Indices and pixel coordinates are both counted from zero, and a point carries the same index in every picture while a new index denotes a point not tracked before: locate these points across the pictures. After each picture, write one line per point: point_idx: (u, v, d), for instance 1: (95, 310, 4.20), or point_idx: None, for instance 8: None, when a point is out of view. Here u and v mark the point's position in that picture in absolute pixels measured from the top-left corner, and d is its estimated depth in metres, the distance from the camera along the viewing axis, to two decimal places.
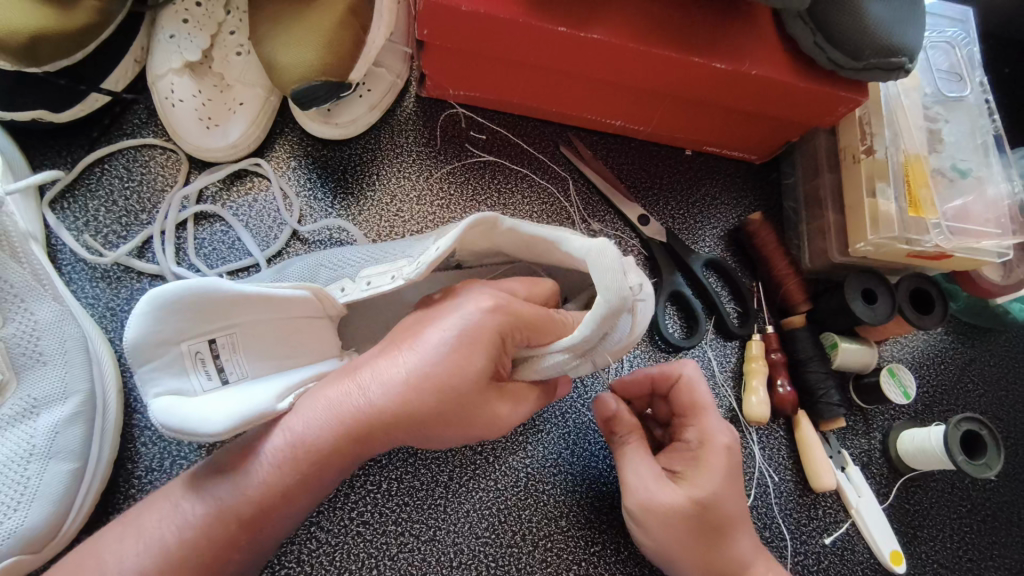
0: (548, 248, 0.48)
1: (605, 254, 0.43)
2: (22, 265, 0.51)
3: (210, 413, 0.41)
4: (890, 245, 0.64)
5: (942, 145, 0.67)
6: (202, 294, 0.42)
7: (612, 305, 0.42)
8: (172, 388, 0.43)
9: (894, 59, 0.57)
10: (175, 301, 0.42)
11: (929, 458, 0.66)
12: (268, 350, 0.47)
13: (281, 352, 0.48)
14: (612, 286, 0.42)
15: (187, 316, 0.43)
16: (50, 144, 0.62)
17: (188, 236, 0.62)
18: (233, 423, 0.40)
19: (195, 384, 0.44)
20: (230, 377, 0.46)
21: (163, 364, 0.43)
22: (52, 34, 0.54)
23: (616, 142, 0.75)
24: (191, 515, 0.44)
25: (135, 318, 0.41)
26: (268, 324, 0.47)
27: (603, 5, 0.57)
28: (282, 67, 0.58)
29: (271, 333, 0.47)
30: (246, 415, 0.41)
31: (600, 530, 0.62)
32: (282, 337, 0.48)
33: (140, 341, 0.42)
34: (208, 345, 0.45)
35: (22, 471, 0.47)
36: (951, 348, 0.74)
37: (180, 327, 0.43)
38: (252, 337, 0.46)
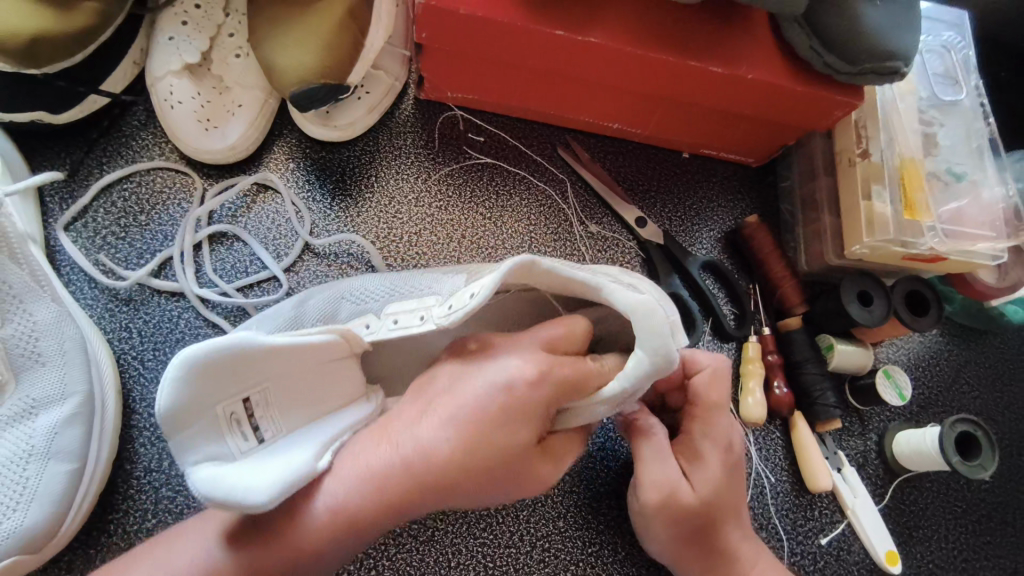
0: (587, 289, 0.45)
1: (653, 315, 0.41)
2: (21, 266, 0.51)
3: (255, 478, 0.39)
4: (886, 248, 0.65)
5: (937, 149, 0.67)
6: (230, 353, 0.40)
7: (655, 363, 0.41)
8: (208, 455, 0.41)
9: (890, 63, 0.57)
10: (209, 365, 0.39)
11: (924, 459, 0.66)
12: (301, 402, 0.45)
13: (313, 403, 0.46)
14: (659, 347, 0.41)
15: (220, 378, 0.41)
16: (49, 145, 0.62)
17: (205, 257, 0.62)
18: (282, 490, 0.39)
19: (233, 447, 0.42)
20: (266, 436, 0.43)
21: (200, 429, 0.41)
22: (52, 36, 0.54)
23: (614, 145, 0.75)
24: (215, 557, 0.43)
25: (167, 385, 0.39)
26: (298, 376, 0.45)
27: (599, 8, 0.57)
28: (280, 70, 0.58)
29: (303, 384, 0.45)
30: (290, 481, 0.40)
31: (597, 529, 0.62)
32: (314, 390, 0.46)
33: (172, 410, 0.40)
34: (242, 405, 0.43)
35: (21, 471, 0.47)
36: (946, 350, 0.75)
37: (214, 390, 0.41)
38: (283, 391, 0.44)
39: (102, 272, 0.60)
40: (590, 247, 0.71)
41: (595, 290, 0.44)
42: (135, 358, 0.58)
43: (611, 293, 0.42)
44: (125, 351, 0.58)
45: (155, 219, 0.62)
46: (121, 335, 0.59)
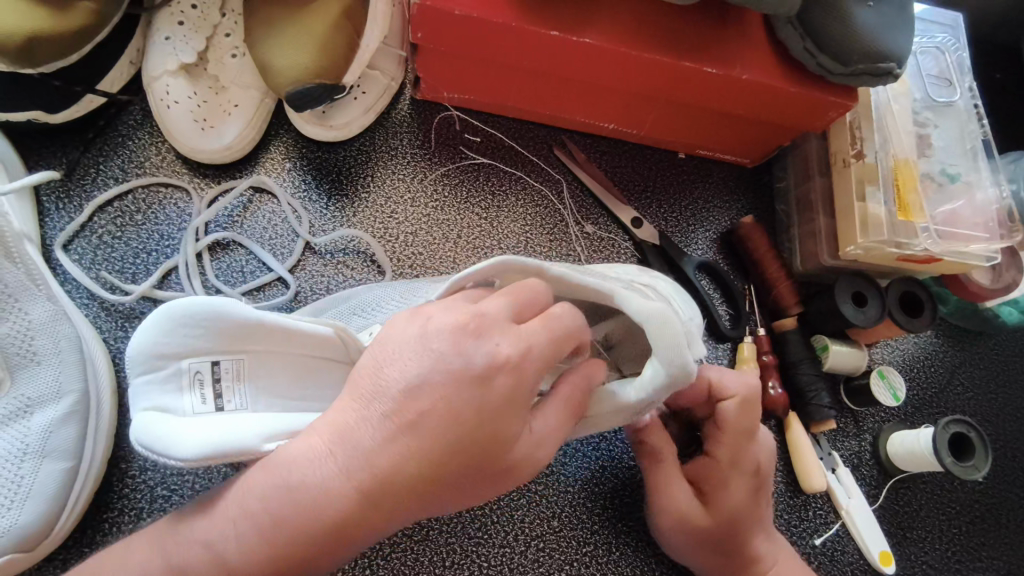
0: (599, 296, 0.46)
1: (669, 327, 0.43)
2: (16, 265, 0.51)
3: (185, 437, 0.37)
4: (879, 249, 0.65)
5: (931, 150, 0.67)
6: (210, 313, 0.40)
7: (675, 375, 0.43)
8: (161, 404, 0.40)
9: (882, 65, 0.57)
10: (187, 314, 0.40)
11: (918, 460, 0.66)
12: (276, 383, 0.45)
13: (289, 389, 0.45)
14: (674, 359, 0.43)
15: (197, 333, 0.41)
16: (45, 145, 0.62)
17: (207, 265, 0.62)
18: (205, 454, 0.36)
19: (185, 405, 0.41)
20: (226, 404, 0.42)
21: (161, 377, 0.41)
22: (49, 35, 0.54)
23: (610, 146, 0.76)
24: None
25: (147, 325, 0.40)
26: (280, 356, 0.45)
27: (594, 9, 0.57)
28: (276, 69, 0.58)
29: (282, 366, 0.45)
30: (223, 446, 0.36)
31: (592, 529, 0.62)
32: (294, 373, 0.45)
33: (145, 349, 0.40)
34: (211, 367, 0.42)
35: (16, 470, 0.47)
36: (940, 351, 0.75)
37: (191, 342, 0.41)
38: (259, 365, 0.44)
39: (102, 287, 0.60)
40: (585, 247, 0.71)
41: (609, 298, 0.45)
42: None
43: (627, 300, 0.44)
44: (121, 351, 0.58)
45: (151, 218, 0.62)
46: (118, 335, 0.59)
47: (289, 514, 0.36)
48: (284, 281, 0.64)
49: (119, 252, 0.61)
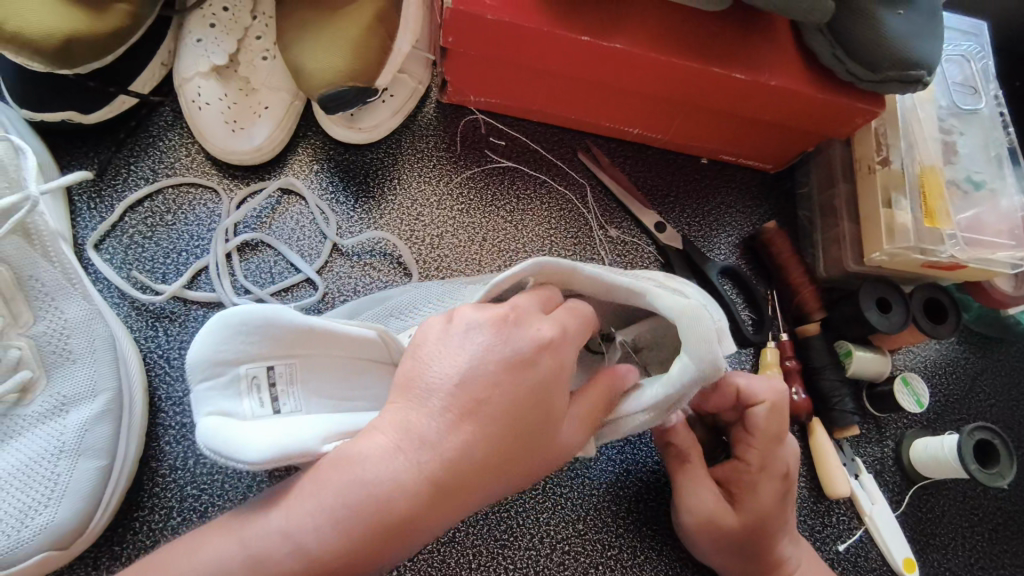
0: (628, 296, 0.47)
1: (699, 324, 0.43)
2: (53, 263, 0.52)
3: (256, 437, 0.38)
4: (904, 255, 0.65)
5: (956, 157, 0.67)
6: (264, 318, 0.41)
7: (700, 373, 0.42)
8: (221, 410, 0.41)
9: (913, 72, 0.57)
10: (243, 321, 0.41)
11: (941, 467, 0.66)
12: (328, 386, 0.46)
13: (339, 391, 0.46)
14: (703, 354, 0.42)
15: (252, 340, 0.42)
16: (77, 145, 0.62)
17: (236, 266, 0.62)
18: (269, 457, 0.37)
19: (245, 409, 0.42)
20: (282, 407, 0.43)
21: (220, 383, 0.41)
22: (86, 37, 0.55)
23: (633, 150, 0.76)
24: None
25: (203, 335, 0.41)
26: (330, 359, 0.45)
27: (624, 14, 0.57)
28: (308, 72, 0.59)
29: (332, 369, 0.46)
30: (285, 449, 0.38)
31: (617, 532, 0.62)
32: (345, 376, 0.46)
33: (201, 358, 0.41)
34: (266, 372, 0.43)
35: (53, 467, 0.48)
36: (962, 358, 0.75)
37: (246, 349, 0.42)
38: (311, 368, 0.45)
39: (133, 285, 0.60)
40: (609, 251, 0.72)
41: (638, 296, 0.46)
42: (161, 357, 0.58)
43: (657, 299, 0.45)
44: (151, 350, 0.59)
45: (181, 219, 0.63)
46: (148, 334, 0.59)
47: (367, 509, 0.37)
48: (311, 283, 0.64)
49: (150, 252, 0.61)
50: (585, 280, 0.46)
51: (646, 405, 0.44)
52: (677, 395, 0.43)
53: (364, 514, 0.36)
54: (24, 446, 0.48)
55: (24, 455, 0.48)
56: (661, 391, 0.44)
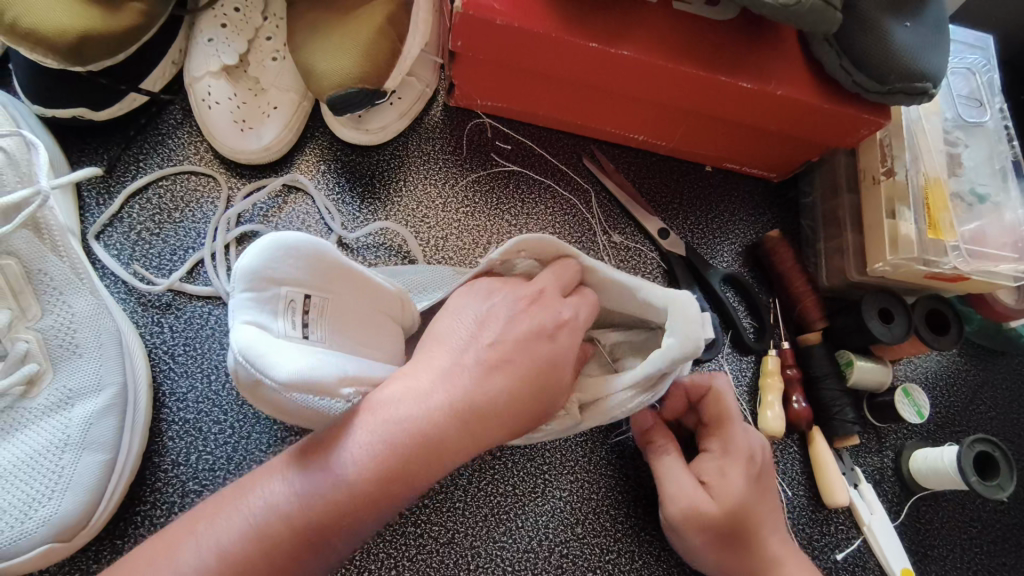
0: (622, 291, 0.52)
1: (689, 308, 0.49)
2: (62, 258, 0.52)
3: (287, 357, 0.39)
4: (907, 266, 0.65)
5: (960, 169, 0.68)
6: (317, 245, 0.43)
7: (687, 351, 0.48)
8: (258, 319, 0.41)
9: (920, 84, 0.58)
10: (299, 243, 0.42)
11: (941, 478, 0.66)
12: (350, 327, 0.46)
13: (360, 336, 0.47)
14: (690, 335, 0.48)
15: (300, 265, 0.43)
16: (87, 142, 0.63)
17: (232, 258, 0.63)
18: (296, 379, 0.38)
19: (278, 327, 0.42)
20: (311, 335, 0.43)
21: (261, 295, 0.41)
22: (97, 35, 0.55)
23: (638, 157, 0.76)
24: (266, 525, 0.39)
25: (253, 247, 0.41)
26: (357, 303, 0.47)
27: (633, 21, 0.58)
28: (319, 74, 0.60)
29: (357, 313, 0.47)
30: (311, 375, 0.38)
31: (615, 537, 0.63)
32: (367, 321, 0.48)
33: (252, 266, 0.40)
34: (304, 298, 0.43)
35: (58, 460, 0.49)
36: (963, 370, 0.75)
37: (292, 271, 0.42)
38: (340, 308, 0.46)
39: (138, 280, 0.60)
40: (612, 256, 0.72)
41: (630, 292, 0.52)
42: (166, 352, 0.59)
43: (648, 292, 0.51)
44: (156, 345, 0.59)
45: (188, 216, 0.63)
46: (153, 329, 0.60)
47: (404, 440, 0.40)
48: None
49: (156, 249, 0.62)
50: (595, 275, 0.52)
51: (631, 381, 0.50)
52: (661, 371, 0.49)
53: (399, 446, 0.40)
54: (30, 438, 0.49)
55: (29, 447, 0.49)
56: (644, 369, 0.49)
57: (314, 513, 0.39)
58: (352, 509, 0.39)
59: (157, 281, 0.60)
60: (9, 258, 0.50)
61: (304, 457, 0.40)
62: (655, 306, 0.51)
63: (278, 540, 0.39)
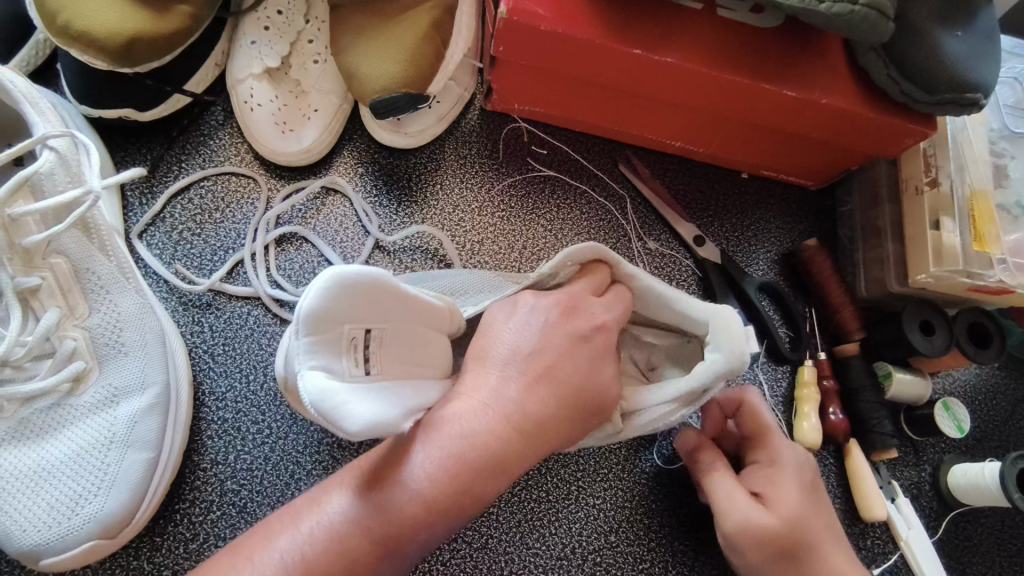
0: (662, 303, 0.52)
1: (732, 324, 0.49)
2: (109, 257, 0.53)
3: (358, 404, 0.38)
4: (951, 278, 0.64)
5: (1008, 181, 0.66)
6: (370, 280, 0.41)
7: (731, 366, 0.48)
8: (324, 364, 0.40)
9: (970, 94, 0.57)
10: (357, 279, 0.41)
11: (982, 494, 0.65)
12: (404, 353, 0.45)
13: (415, 359, 0.46)
14: (736, 351, 0.49)
15: (355, 301, 0.41)
16: (131, 142, 0.64)
17: (271, 260, 0.63)
18: (371, 427, 0.37)
19: (343, 368, 0.42)
20: (372, 369, 0.43)
21: (323, 339, 0.40)
22: (146, 38, 0.56)
23: (674, 162, 0.76)
24: (343, 532, 0.40)
25: (309, 291, 0.39)
26: (410, 328, 0.46)
27: (678, 28, 0.57)
28: (362, 78, 0.60)
29: (412, 337, 0.46)
30: (384, 420, 0.38)
31: (648, 547, 0.62)
32: (422, 343, 0.47)
33: (314, 312, 0.39)
34: (363, 334, 0.43)
35: (103, 458, 0.49)
36: (1003, 384, 0.74)
37: (348, 310, 0.41)
38: (395, 336, 0.45)
39: (179, 279, 0.61)
40: (647, 263, 0.72)
41: (670, 305, 0.52)
42: (206, 352, 0.59)
43: (688, 308, 0.51)
44: (196, 344, 0.60)
45: (228, 217, 0.64)
46: (193, 328, 0.60)
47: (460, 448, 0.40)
48: None
49: (197, 249, 0.62)
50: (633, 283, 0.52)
51: (674, 395, 0.49)
52: (704, 386, 0.49)
53: (465, 453, 0.40)
54: (77, 436, 0.50)
55: (76, 445, 0.49)
56: (689, 383, 0.49)
57: (390, 523, 0.39)
58: (423, 519, 0.39)
59: (198, 280, 0.61)
60: (59, 257, 0.51)
61: (379, 470, 0.41)
62: (696, 321, 0.51)
63: (353, 548, 0.39)
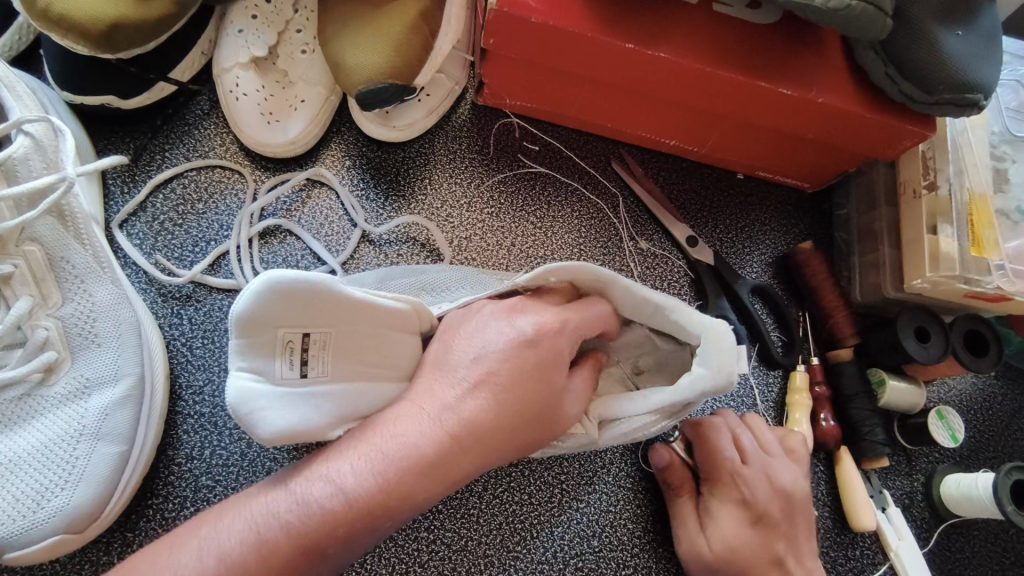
0: (656, 312, 0.50)
1: (725, 339, 0.47)
2: (84, 246, 0.52)
3: (276, 410, 0.41)
4: (948, 284, 0.63)
5: (1007, 185, 0.64)
6: (311, 287, 0.41)
7: (719, 383, 0.47)
8: (252, 368, 0.41)
9: (969, 95, 0.55)
10: (295, 285, 0.41)
11: (974, 506, 0.63)
12: (354, 356, 0.46)
13: (366, 363, 0.46)
14: (724, 368, 0.47)
15: (297, 303, 0.41)
16: (114, 129, 0.63)
17: (255, 254, 0.62)
18: (280, 434, 0.41)
19: (275, 370, 0.42)
20: (309, 373, 0.44)
21: (255, 343, 0.41)
22: (128, 22, 0.55)
23: (667, 162, 0.74)
24: (269, 532, 0.39)
25: (245, 292, 0.40)
26: (361, 333, 0.46)
27: (672, 22, 0.56)
28: (348, 68, 0.59)
29: (362, 342, 0.46)
30: (303, 424, 0.42)
31: (631, 552, 0.61)
32: (374, 349, 0.47)
33: (245, 317, 0.40)
34: (302, 338, 0.43)
35: (72, 451, 0.48)
36: (999, 394, 0.72)
37: (287, 312, 0.41)
38: (342, 340, 0.45)
39: (160, 271, 0.60)
40: (639, 264, 0.70)
41: (664, 312, 0.50)
42: (184, 345, 0.58)
43: (684, 318, 0.49)
44: (175, 337, 0.59)
45: (211, 208, 0.63)
46: (172, 320, 0.59)
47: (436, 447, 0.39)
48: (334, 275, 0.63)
49: (179, 239, 0.61)
50: (622, 292, 0.50)
51: (656, 407, 0.48)
52: (687, 400, 0.48)
53: (385, 462, 0.40)
54: (47, 427, 0.49)
55: (43, 437, 0.48)
56: (670, 396, 0.48)
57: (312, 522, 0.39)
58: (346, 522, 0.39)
59: (179, 272, 0.60)
60: (32, 244, 0.50)
61: (309, 470, 0.41)
62: (687, 330, 0.50)
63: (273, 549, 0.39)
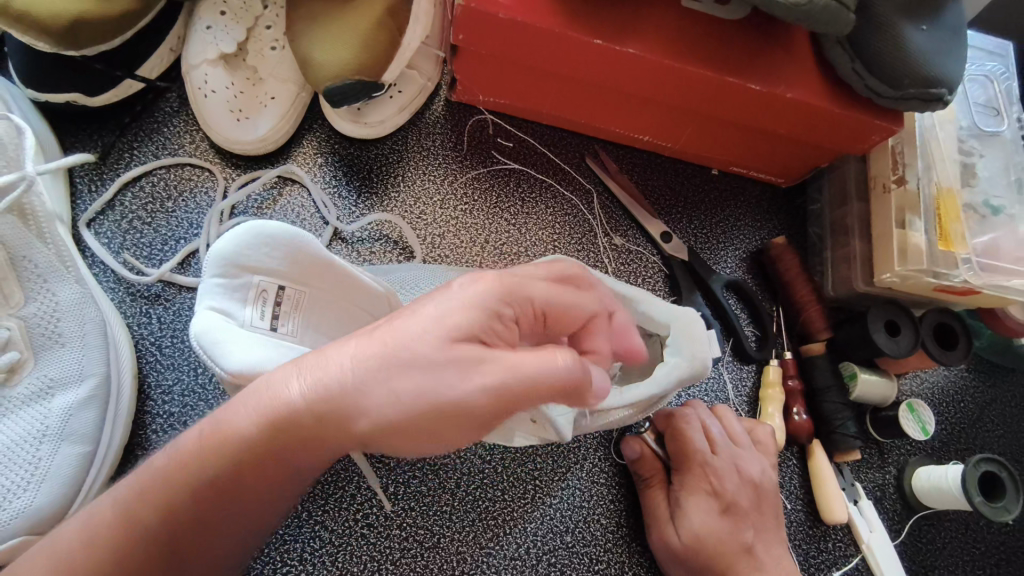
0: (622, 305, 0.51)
1: (696, 327, 0.51)
2: (47, 245, 0.52)
3: (238, 348, 0.40)
4: (916, 278, 0.63)
5: (975, 179, 0.65)
6: (292, 242, 0.43)
7: (695, 368, 0.49)
8: (224, 308, 0.42)
9: (934, 90, 0.56)
10: (276, 236, 0.42)
11: (944, 497, 0.64)
12: (321, 318, 0.47)
13: (333, 331, 0.48)
14: (698, 355, 0.50)
15: (277, 256, 0.43)
16: (82, 128, 0.62)
17: None
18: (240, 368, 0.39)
19: (246, 315, 0.43)
20: (278, 326, 0.44)
21: (231, 283, 0.42)
22: (92, 19, 0.54)
23: (642, 158, 0.75)
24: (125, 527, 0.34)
25: (230, 231, 0.41)
26: (334, 299, 0.47)
27: (640, 17, 0.56)
28: (316, 64, 0.58)
29: (333, 307, 0.48)
30: (261, 365, 0.40)
31: (604, 547, 0.61)
32: (340, 319, 0.48)
33: (223, 255, 0.41)
34: (277, 290, 0.44)
35: (35, 450, 0.48)
36: (970, 386, 0.73)
37: (266, 260, 0.43)
38: (315, 303, 0.47)
39: (128, 270, 0.59)
40: (613, 259, 0.70)
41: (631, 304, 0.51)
42: (152, 344, 0.58)
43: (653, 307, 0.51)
44: (143, 336, 0.58)
45: (180, 206, 0.62)
46: (141, 320, 0.59)
47: None
48: None
49: (147, 238, 0.61)
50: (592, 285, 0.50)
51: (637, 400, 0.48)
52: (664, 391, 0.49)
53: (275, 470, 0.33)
54: (8, 428, 0.48)
55: (8, 437, 0.48)
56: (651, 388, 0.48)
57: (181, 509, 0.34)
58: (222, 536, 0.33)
59: (147, 270, 0.59)
60: None
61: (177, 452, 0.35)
62: (655, 320, 0.51)
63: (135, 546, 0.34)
